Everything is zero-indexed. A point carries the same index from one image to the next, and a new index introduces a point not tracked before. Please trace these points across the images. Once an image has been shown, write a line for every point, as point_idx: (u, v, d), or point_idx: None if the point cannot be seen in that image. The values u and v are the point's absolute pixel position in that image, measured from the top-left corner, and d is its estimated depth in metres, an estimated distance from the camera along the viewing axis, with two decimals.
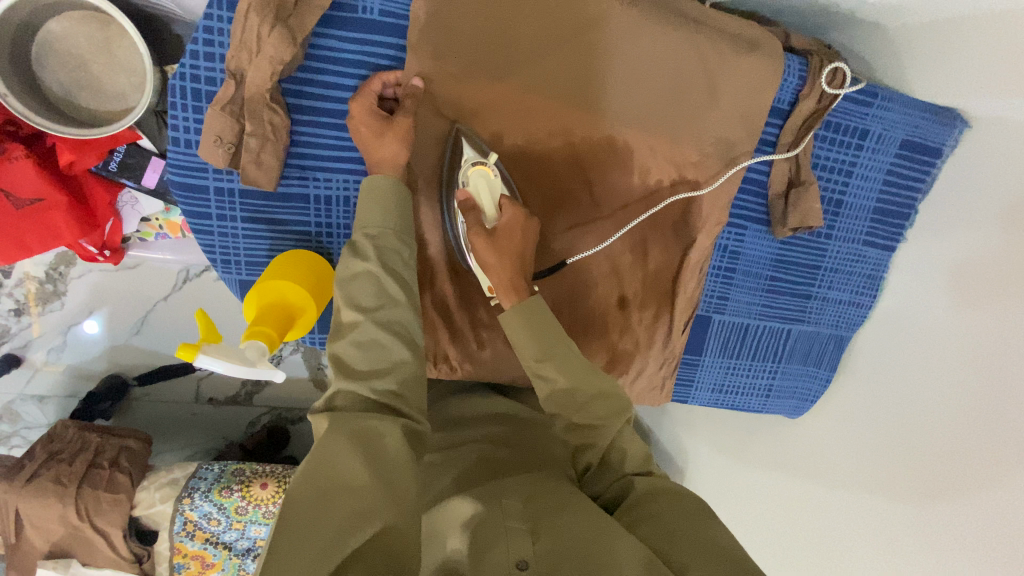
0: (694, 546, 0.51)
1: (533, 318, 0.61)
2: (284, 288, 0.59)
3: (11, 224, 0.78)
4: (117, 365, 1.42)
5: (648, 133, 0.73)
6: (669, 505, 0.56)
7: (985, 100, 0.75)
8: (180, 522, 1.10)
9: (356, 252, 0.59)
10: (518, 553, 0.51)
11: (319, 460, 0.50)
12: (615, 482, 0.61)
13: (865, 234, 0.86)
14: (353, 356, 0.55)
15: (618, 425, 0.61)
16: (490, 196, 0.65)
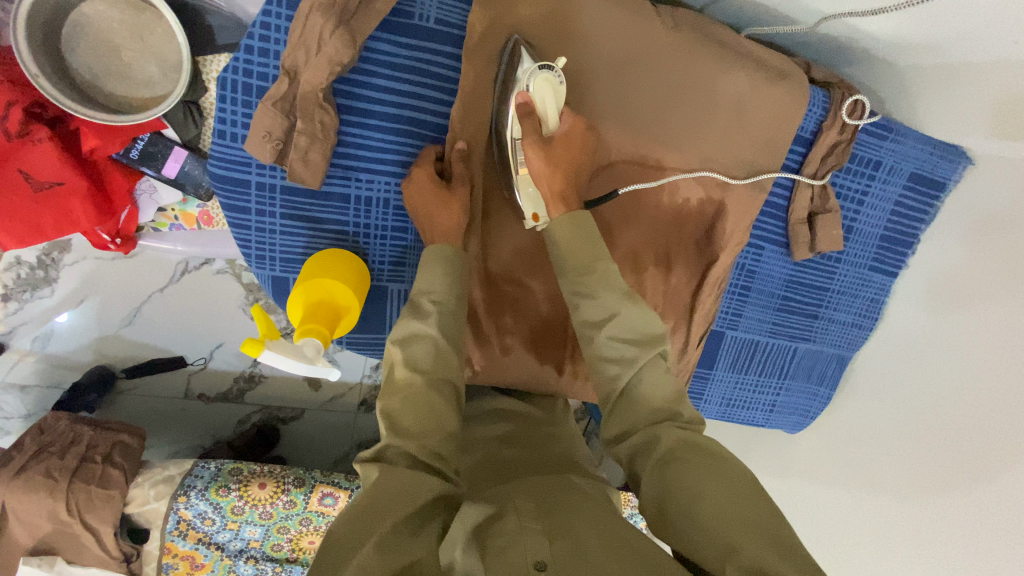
0: (741, 524, 0.43)
1: (582, 230, 0.61)
2: (332, 287, 0.59)
3: (28, 207, 0.76)
4: (105, 356, 1.40)
5: (680, 153, 0.75)
6: (704, 468, 0.48)
7: (989, 141, 0.80)
8: (173, 521, 1.07)
9: (417, 314, 0.62)
10: (538, 555, 0.46)
11: (362, 507, 0.48)
12: (645, 430, 0.54)
13: (872, 260, 0.90)
14: (403, 413, 0.56)
15: (653, 356, 0.57)
16: (554, 104, 0.62)
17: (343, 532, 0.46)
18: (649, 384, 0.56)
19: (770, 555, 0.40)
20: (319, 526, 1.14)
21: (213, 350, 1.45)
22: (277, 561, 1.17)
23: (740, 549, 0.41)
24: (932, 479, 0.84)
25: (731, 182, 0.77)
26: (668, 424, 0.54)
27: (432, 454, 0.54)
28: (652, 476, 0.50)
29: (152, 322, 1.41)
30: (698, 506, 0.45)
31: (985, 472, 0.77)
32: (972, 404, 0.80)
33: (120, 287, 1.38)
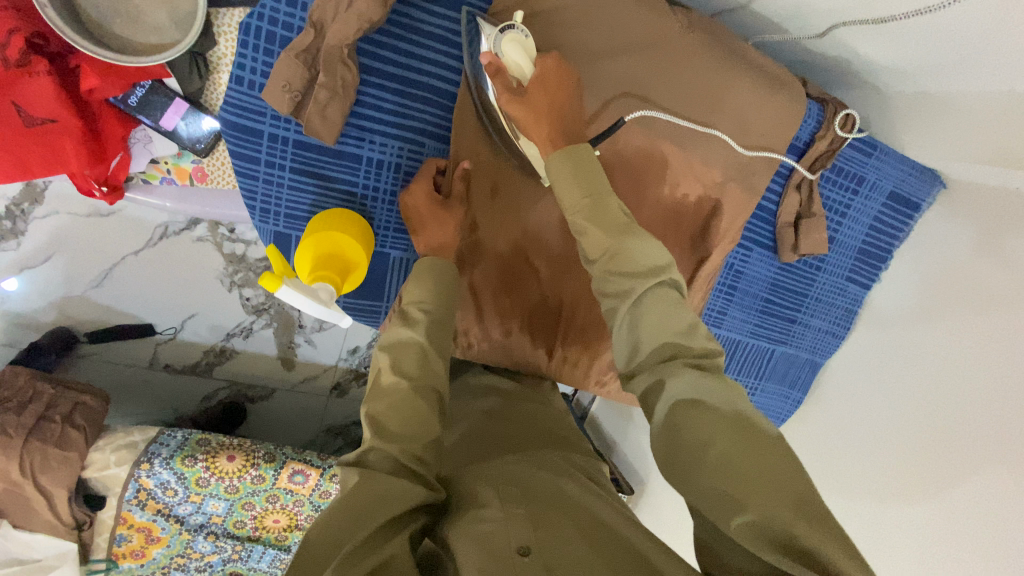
0: (750, 480, 0.43)
1: (582, 164, 0.61)
2: (341, 241, 0.60)
3: (17, 142, 0.75)
4: (69, 317, 1.35)
5: (684, 149, 0.78)
6: (715, 421, 0.47)
7: (964, 166, 0.86)
8: (133, 489, 1.03)
9: (406, 322, 0.62)
10: (521, 540, 0.46)
11: (340, 514, 0.47)
12: (654, 372, 0.52)
13: (849, 271, 0.96)
14: (389, 418, 0.55)
15: (650, 285, 0.56)
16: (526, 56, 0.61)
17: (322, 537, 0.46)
18: (650, 314, 0.54)
19: (777, 510, 0.41)
20: (286, 504, 1.12)
21: (185, 320, 1.41)
22: (238, 539, 1.13)
23: (745, 504, 0.42)
24: (890, 482, 0.89)
25: (738, 149, 0.80)
26: (677, 361, 0.52)
27: (417, 460, 0.54)
28: (661, 421, 0.49)
29: (122, 286, 1.36)
30: (707, 459, 0.45)
31: (938, 479, 0.83)
32: (935, 411, 0.85)
33: (91, 247, 1.32)
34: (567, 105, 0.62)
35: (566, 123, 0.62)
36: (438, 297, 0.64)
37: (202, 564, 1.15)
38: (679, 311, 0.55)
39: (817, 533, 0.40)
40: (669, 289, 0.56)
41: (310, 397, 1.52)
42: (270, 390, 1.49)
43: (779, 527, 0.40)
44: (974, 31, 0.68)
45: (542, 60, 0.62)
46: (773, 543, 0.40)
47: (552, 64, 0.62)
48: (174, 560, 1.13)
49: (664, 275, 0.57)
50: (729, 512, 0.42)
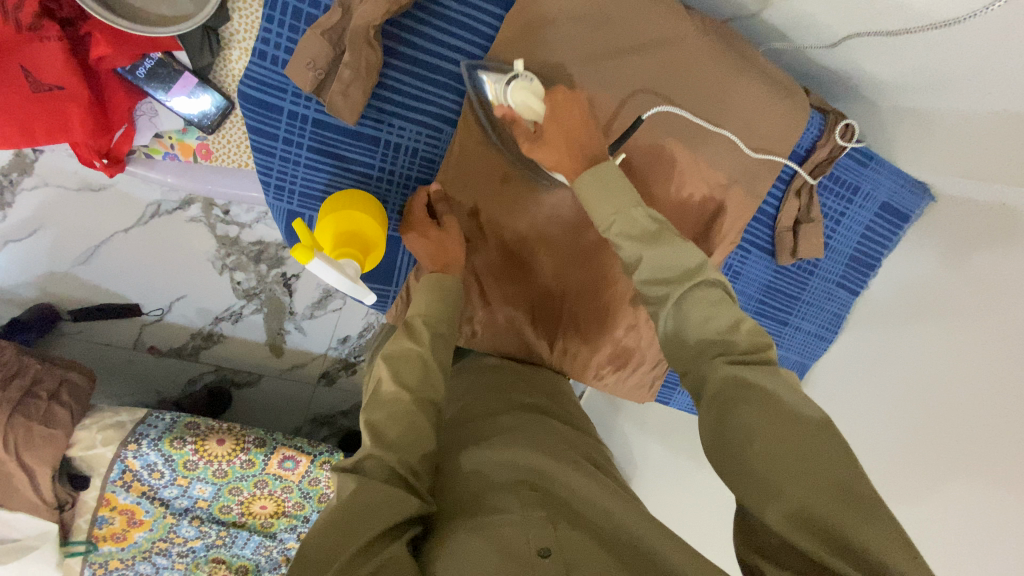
0: (794, 473, 0.45)
1: (609, 180, 0.64)
2: (359, 219, 0.63)
3: (23, 107, 0.81)
4: (54, 293, 1.31)
5: (692, 151, 0.80)
6: (758, 414, 0.49)
7: (955, 181, 0.89)
8: (118, 470, 1.01)
9: (412, 334, 0.64)
10: (541, 541, 0.50)
11: (333, 525, 0.49)
12: (696, 366, 0.55)
13: (839, 277, 1.00)
14: (387, 427, 0.57)
15: (686, 288, 0.58)
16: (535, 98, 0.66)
17: (315, 549, 0.48)
18: (692, 311, 0.56)
19: (818, 499, 0.44)
20: (274, 490, 1.11)
21: (172, 302, 1.38)
22: (223, 524, 1.11)
23: (787, 496, 0.44)
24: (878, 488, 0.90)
25: (749, 152, 0.82)
26: (718, 359, 0.54)
27: (411, 471, 0.55)
28: (708, 410, 0.52)
29: (110, 264, 1.33)
30: (750, 451, 0.48)
31: (916, 484, 0.84)
32: (917, 415, 0.87)
33: (79, 222, 1.29)
34: (584, 133, 0.66)
35: (585, 147, 0.66)
36: (437, 310, 0.67)
37: (184, 550, 1.12)
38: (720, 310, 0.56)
39: (856, 519, 0.42)
40: (707, 288, 0.57)
41: (298, 385, 1.50)
42: (256, 377, 1.47)
43: (817, 518, 0.43)
44: (972, 48, 0.71)
45: (551, 98, 0.66)
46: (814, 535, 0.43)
47: (562, 97, 0.67)
48: (155, 545, 1.10)
49: (700, 276, 0.58)
50: (770, 503, 0.45)
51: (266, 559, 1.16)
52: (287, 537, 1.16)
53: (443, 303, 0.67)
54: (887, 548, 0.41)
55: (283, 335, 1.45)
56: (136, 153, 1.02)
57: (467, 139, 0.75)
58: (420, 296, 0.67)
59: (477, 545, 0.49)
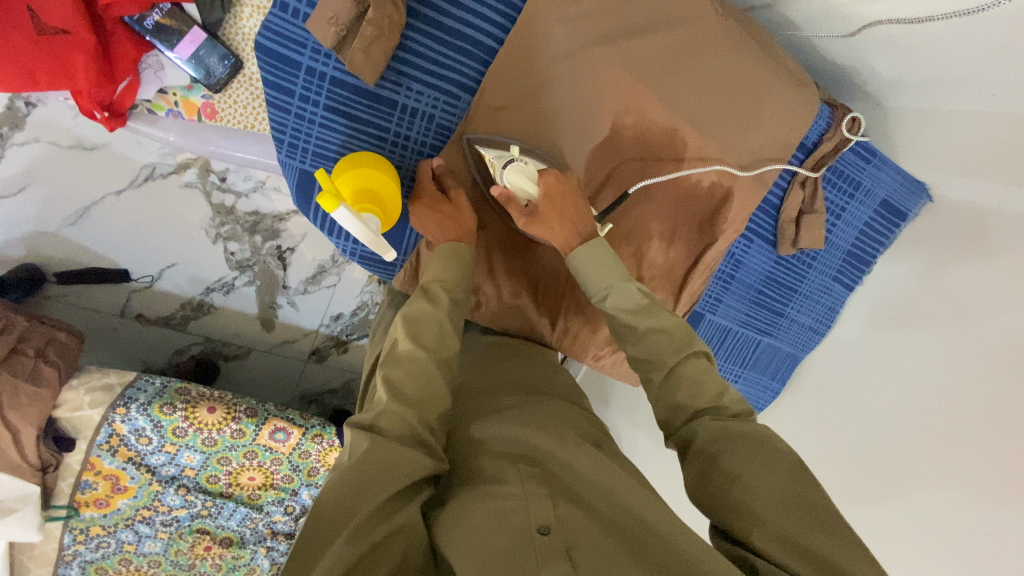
0: (773, 502, 0.49)
1: (601, 254, 0.66)
2: (375, 177, 0.65)
3: (28, 51, 0.84)
4: (40, 254, 1.27)
5: (704, 135, 0.81)
6: (740, 452, 0.53)
7: (951, 181, 0.92)
8: (105, 434, 0.99)
9: (430, 298, 0.64)
10: (541, 519, 0.51)
11: (351, 483, 0.49)
12: (682, 428, 0.59)
13: (836, 272, 1.02)
14: (405, 384, 0.57)
15: (679, 357, 0.61)
16: (531, 179, 0.68)
17: (333, 508, 0.47)
18: (684, 382, 0.60)
19: (794, 526, 0.47)
20: (263, 462, 1.09)
21: (163, 270, 1.35)
22: (210, 494, 1.10)
23: (765, 524, 0.48)
24: (866, 479, 0.92)
25: (738, 172, 0.83)
26: (705, 417, 0.58)
27: (428, 429, 0.56)
28: (694, 461, 0.56)
29: (100, 227, 1.29)
30: (734, 488, 0.51)
31: (898, 485, 0.88)
32: (909, 406, 0.90)
33: (69, 181, 1.25)
34: (575, 211, 0.68)
35: (576, 223, 0.68)
36: (455, 276, 0.67)
37: (168, 519, 1.10)
38: (708, 377, 0.60)
39: (829, 543, 0.46)
40: (698, 361, 0.61)
41: (287, 361, 1.48)
42: (245, 349, 1.45)
43: (796, 541, 0.46)
44: (982, 49, 0.73)
45: (545, 178, 0.68)
46: (795, 555, 0.46)
47: (555, 178, 0.68)
48: (138, 512, 1.08)
49: (690, 349, 0.62)
50: (750, 530, 0.49)
51: (252, 531, 1.15)
52: (273, 510, 1.15)
53: (460, 267, 0.67)
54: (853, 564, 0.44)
55: (275, 308, 1.43)
56: (138, 108, 1.06)
57: (485, 103, 0.74)
58: (439, 262, 0.67)
59: (481, 518, 0.51)
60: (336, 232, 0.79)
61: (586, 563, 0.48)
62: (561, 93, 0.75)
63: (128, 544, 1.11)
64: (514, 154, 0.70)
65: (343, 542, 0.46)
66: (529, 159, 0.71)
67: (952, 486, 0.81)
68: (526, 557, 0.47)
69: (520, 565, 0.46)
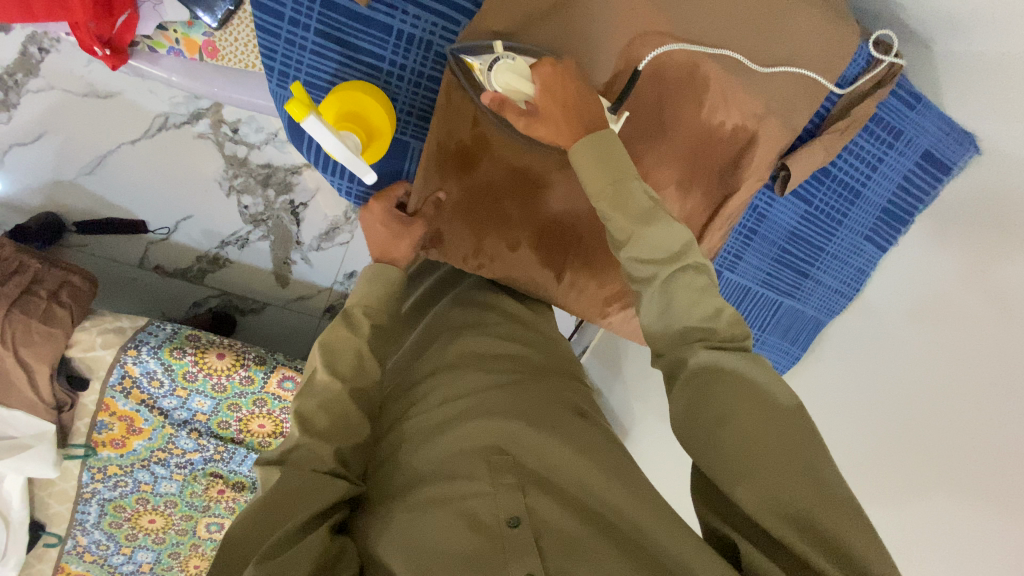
0: (763, 458, 0.52)
1: (606, 155, 0.64)
2: (365, 105, 0.66)
3: None
4: (61, 203, 1.29)
5: (728, 73, 0.75)
6: (734, 394, 0.55)
7: (1003, 133, 0.83)
8: (118, 375, 1.01)
9: (353, 323, 0.71)
10: (510, 510, 0.57)
11: (262, 510, 0.55)
12: (673, 351, 0.60)
13: (868, 231, 0.95)
14: (316, 417, 0.64)
15: (670, 271, 0.61)
16: (523, 76, 0.65)
17: (245, 535, 0.53)
18: (677, 298, 0.60)
19: (788, 486, 0.50)
20: (272, 410, 1.12)
21: (179, 222, 1.36)
22: (222, 440, 1.13)
23: (757, 480, 0.51)
24: (891, 450, 0.88)
25: (754, 68, 0.76)
26: (698, 343, 0.59)
27: (341, 461, 0.63)
28: (683, 393, 0.58)
29: (116, 177, 1.30)
30: (725, 431, 0.54)
31: (924, 457, 0.83)
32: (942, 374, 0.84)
33: (86, 129, 1.26)
34: (579, 100, 0.64)
35: (584, 115, 0.65)
36: (377, 300, 0.74)
37: (182, 462, 1.14)
38: (703, 298, 0.60)
39: (816, 501, 0.49)
40: (692, 275, 0.61)
41: (302, 317, 1.50)
42: (260, 304, 1.47)
43: (789, 505, 0.49)
44: None
45: (540, 72, 0.63)
46: (778, 514, 0.49)
47: (548, 69, 0.63)
48: (154, 454, 1.12)
49: (686, 259, 0.62)
50: (740, 484, 0.51)
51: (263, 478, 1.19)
52: None
53: (382, 292, 0.74)
54: (840, 528, 0.48)
55: (289, 264, 1.44)
56: (141, 44, 1.10)
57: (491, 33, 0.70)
58: (364, 286, 0.73)
59: (449, 518, 0.56)
60: (331, 169, 0.82)
61: (552, 551, 0.55)
62: (573, 23, 0.70)
63: (145, 485, 1.15)
64: (501, 50, 0.66)
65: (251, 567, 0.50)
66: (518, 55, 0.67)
67: (983, 457, 0.76)
68: (494, 552, 0.54)
69: (489, 560, 0.53)
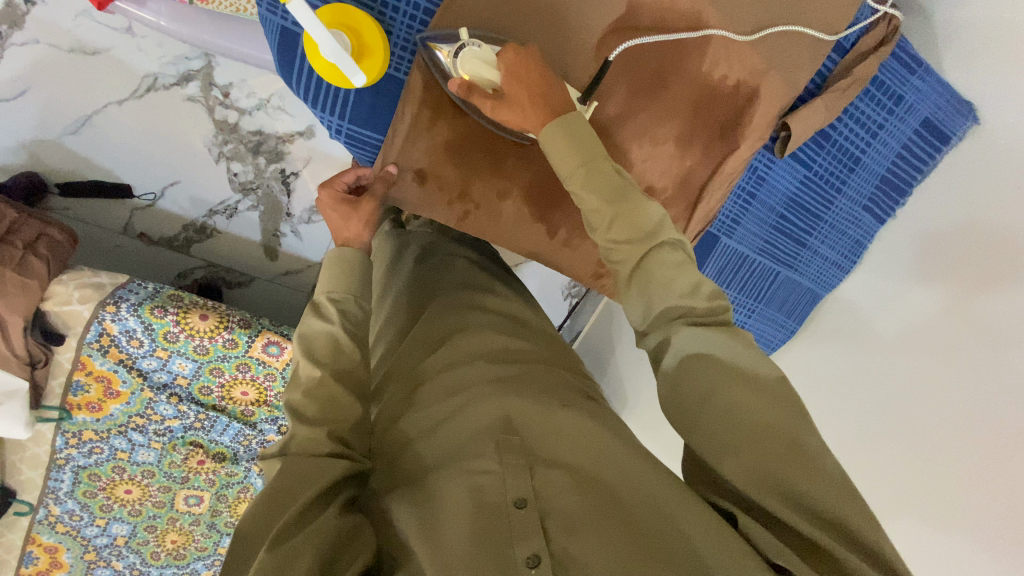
0: (747, 435, 0.53)
1: (575, 131, 0.66)
2: (352, 18, 0.69)
3: None
4: (44, 163, 1.25)
5: (731, 24, 0.74)
6: (710, 370, 0.56)
7: (1001, 99, 0.84)
8: (95, 332, 0.97)
9: (320, 311, 0.71)
10: (519, 491, 0.58)
11: (266, 503, 0.57)
12: (658, 330, 0.61)
13: (867, 200, 0.94)
14: (308, 407, 0.65)
15: (648, 246, 0.63)
16: (487, 63, 0.66)
17: (257, 524, 0.57)
18: (653, 275, 0.62)
19: (774, 462, 0.52)
20: (256, 376, 1.09)
21: (166, 188, 1.33)
22: (203, 406, 1.10)
23: (741, 455, 0.53)
24: (906, 422, 0.87)
25: (734, 38, 0.75)
26: (678, 321, 0.60)
27: (343, 441, 0.65)
28: (665, 375, 0.59)
29: (102, 137, 1.26)
30: (708, 409, 0.55)
31: None
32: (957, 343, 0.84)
33: (72, 87, 1.22)
34: (545, 85, 0.66)
35: (550, 101, 0.66)
36: (346, 282, 0.74)
37: (161, 429, 1.10)
38: (680, 273, 0.62)
39: (802, 475, 0.51)
40: (668, 252, 0.62)
41: (291, 292, 1.48)
42: (247, 277, 1.44)
43: (774, 478, 0.52)
44: None
45: (505, 59, 0.65)
46: (763, 485, 0.52)
47: (513, 56, 0.65)
48: (132, 420, 1.08)
49: (660, 238, 0.63)
50: (726, 460, 0.54)
51: (245, 448, 1.16)
52: (268, 428, 1.16)
53: (350, 273, 0.75)
54: (823, 497, 0.50)
55: (278, 237, 1.42)
56: None
57: None
58: (328, 272, 0.74)
59: (460, 495, 0.58)
60: (320, 104, 0.77)
61: (559, 531, 0.56)
62: None
63: (122, 452, 1.11)
64: (466, 39, 0.67)
65: (263, 552, 0.53)
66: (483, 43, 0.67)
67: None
68: (502, 530, 0.56)
69: (495, 538, 0.55)
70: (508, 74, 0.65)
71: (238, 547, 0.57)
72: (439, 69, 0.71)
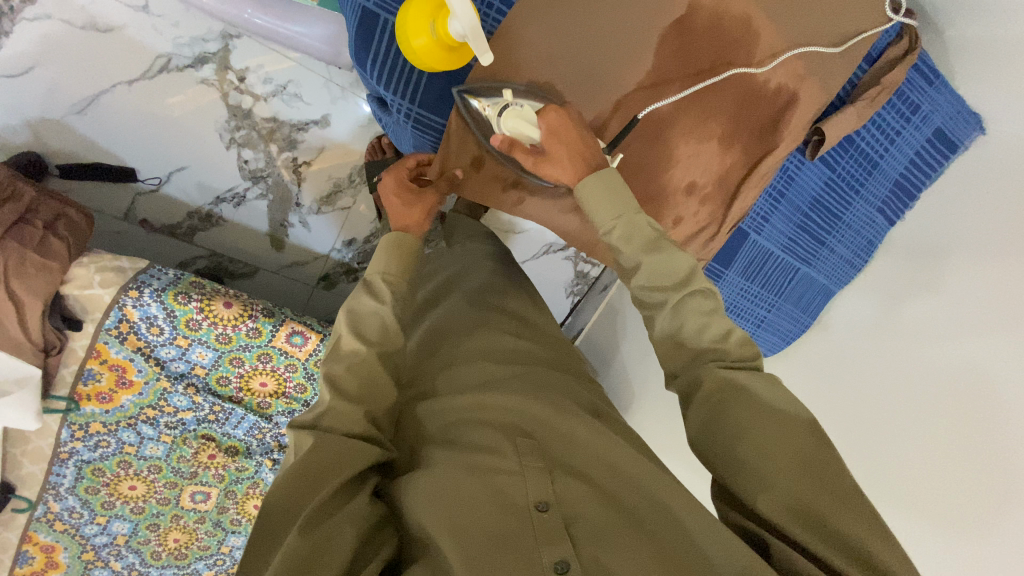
0: (781, 468, 0.56)
1: (611, 184, 0.70)
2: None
3: None
4: (46, 143, 1.19)
5: (776, 29, 0.78)
6: (742, 410, 0.60)
7: (1007, 108, 0.90)
8: (114, 318, 0.94)
9: (373, 291, 0.72)
10: (541, 496, 0.61)
11: (300, 479, 0.56)
12: (687, 372, 0.67)
13: (880, 203, 1.02)
14: (346, 379, 0.65)
15: (680, 294, 0.68)
16: (529, 122, 0.68)
17: (283, 502, 0.55)
18: (686, 318, 0.67)
19: (807, 495, 0.55)
20: (277, 366, 1.07)
21: (172, 173, 1.28)
22: (218, 398, 1.06)
23: (777, 489, 0.55)
24: (916, 406, 0.89)
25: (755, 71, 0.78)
26: (710, 364, 0.65)
27: (375, 423, 0.66)
28: (699, 408, 0.64)
29: (110, 118, 1.21)
30: (741, 443, 0.59)
31: (944, 411, 0.86)
32: (965, 334, 0.87)
33: (81, 65, 1.16)
34: (582, 143, 0.70)
35: (587, 157, 0.71)
36: (396, 271, 0.74)
37: (173, 422, 1.06)
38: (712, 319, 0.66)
39: (836, 509, 0.53)
40: (700, 299, 0.67)
41: (298, 283, 1.45)
42: (254, 267, 1.41)
43: (808, 512, 0.54)
44: None
45: (546, 118, 0.69)
46: (803, 519, 0.54)
47: (557, 117, 0.69)
48: (143, 412, 1.04)
49: (691, 287, 0.68)
50: (761, 494, 0.56)
51: (259, 442, 1.12)
52: (283, 421, 1.12)
53: (398, 261, 0.75)
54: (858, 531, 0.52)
55: (287, 228, 1.39)
56: None
57: None
58: (381, 255, 0.74)
59: (483, 495, 0.60)
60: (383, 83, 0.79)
61: (584, 538, 0.58)
62: None
63: (129, 446, 1.07)
64: (508, 98, 0.69)
65: (295, 533, 0.52)
66: (525, 102, 0.70)
67: (988, 401, 0.81)
68: (527, 532, 0.57)
69: (520, 538, 0.56)
70: (549, 135, 0.69)
71: (263, 523, 0.55)
72: (478, 122, 0.73)
